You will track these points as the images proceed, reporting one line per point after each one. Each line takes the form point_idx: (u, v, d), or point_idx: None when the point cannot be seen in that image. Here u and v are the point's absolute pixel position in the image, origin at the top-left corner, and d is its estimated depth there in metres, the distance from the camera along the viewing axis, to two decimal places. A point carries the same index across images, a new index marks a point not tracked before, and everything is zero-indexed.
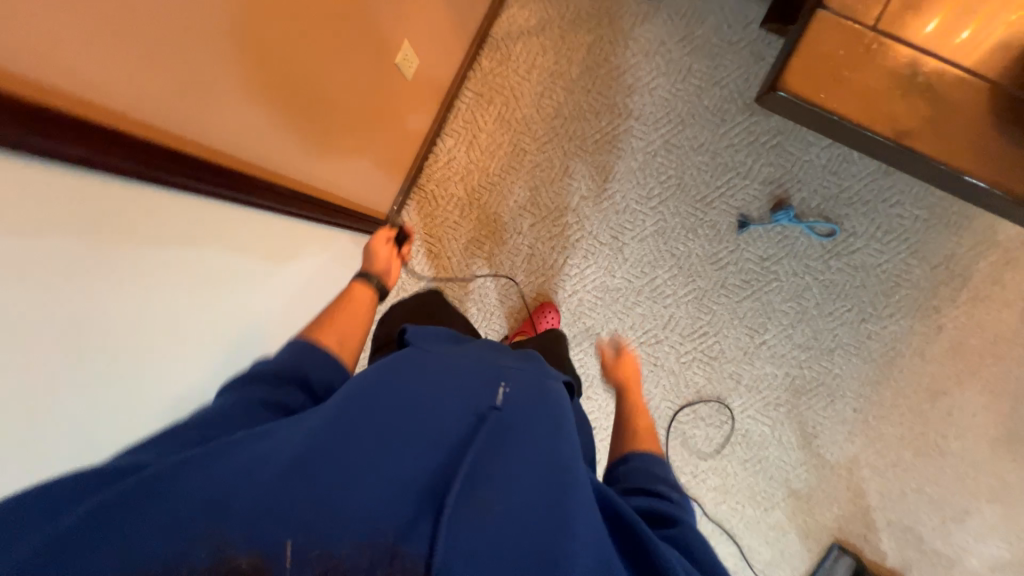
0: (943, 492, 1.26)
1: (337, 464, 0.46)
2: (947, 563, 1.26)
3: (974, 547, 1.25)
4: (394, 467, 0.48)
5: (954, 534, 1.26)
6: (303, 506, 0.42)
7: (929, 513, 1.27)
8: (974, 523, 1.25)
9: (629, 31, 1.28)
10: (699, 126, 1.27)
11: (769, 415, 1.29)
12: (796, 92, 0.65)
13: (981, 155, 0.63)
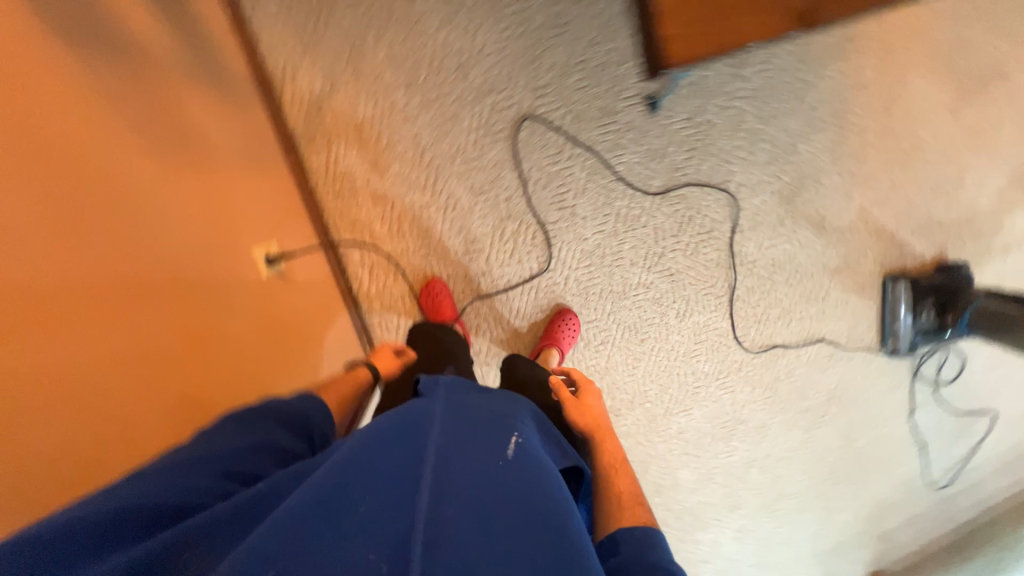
0: (937, 176, 1.36)
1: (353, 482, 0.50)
2: (963, 222, 1.42)
3: (976, 195, 1.40)
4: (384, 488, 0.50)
5: (958, 198, 1.39)
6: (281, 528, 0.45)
7: (935, 200, 1.38)
8: (969, 178, 1.38)
9: (411, 11, 1.06)
10: (552, 49, 1.12)
11: (781, 234, 1.34)
12: None
13: None
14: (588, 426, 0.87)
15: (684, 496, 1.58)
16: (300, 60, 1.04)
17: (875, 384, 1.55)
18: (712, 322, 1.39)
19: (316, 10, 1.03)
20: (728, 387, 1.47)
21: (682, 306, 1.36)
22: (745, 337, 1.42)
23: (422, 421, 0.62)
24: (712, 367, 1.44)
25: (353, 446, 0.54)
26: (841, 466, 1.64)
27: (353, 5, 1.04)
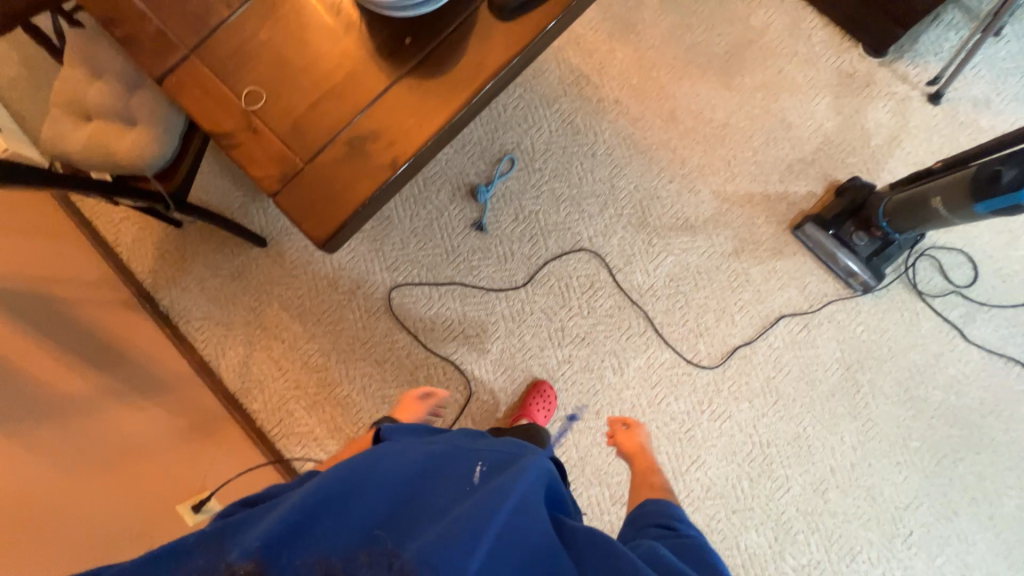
0: (762, 132, 1.43)
1: (350, 514, 0.62)
2: (824, 146, 1.42)
3: (814, 123, 1.43)
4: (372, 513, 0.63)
5: (799, 135, 1.42)
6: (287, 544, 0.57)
7: (778, 148, 1.42)
8: (793, 116, 1.43)
9: (284, 268, 1.43)
10: (388, 233, 1.42)
11: (658, 252, 1.38)
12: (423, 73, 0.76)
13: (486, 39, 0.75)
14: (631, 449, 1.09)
15: (776, 568, 1.24)
16: (223, 341, 1.39)
17: (885, 328, 1.33)
18: (654, 359, 1.33)
19: (225, 303, 1.42)
20: (722, 413, 1.31)
21: (614, 359, 1.34)
22: (697, 355, 1.33)
23: (404, 454, 0.75)
24: (688, 402, 1.32)
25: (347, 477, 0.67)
26: (935, 435, 1.29)
27: (247, 287, 1.42)
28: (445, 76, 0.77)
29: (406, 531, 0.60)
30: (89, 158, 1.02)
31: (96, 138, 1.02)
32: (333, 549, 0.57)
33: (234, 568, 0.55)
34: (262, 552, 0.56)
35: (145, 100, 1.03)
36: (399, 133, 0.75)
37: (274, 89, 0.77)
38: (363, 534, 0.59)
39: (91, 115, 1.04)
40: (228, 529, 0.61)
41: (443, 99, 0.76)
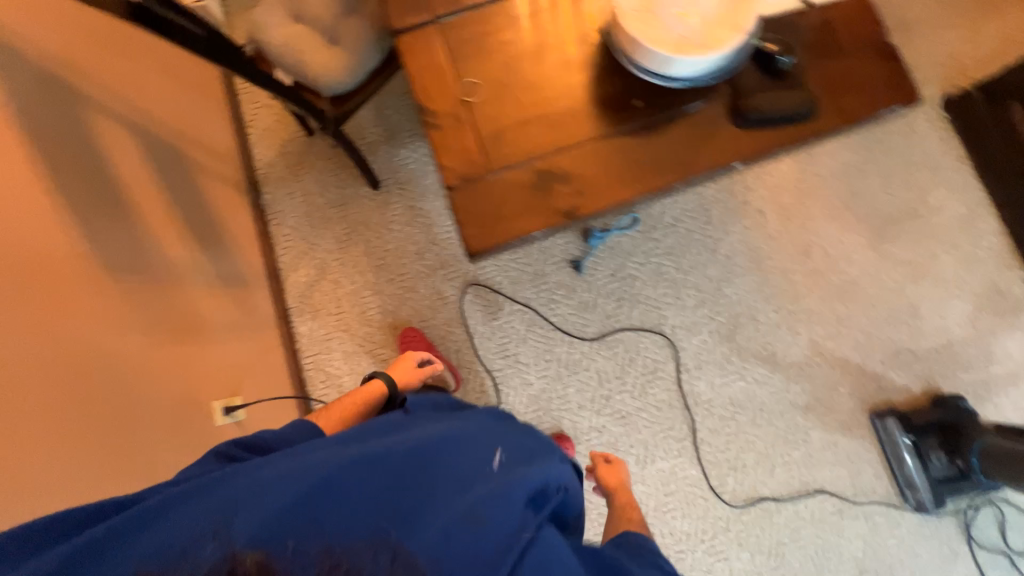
0: (887, 305, 1.36)
1: (359, 493, 0.56)
2: (941, 350, 1.34)
3: (942, 323, 1.35)
4: (382, 502, 0.56)
5: (922, 328, 1.35)
6: (293, 518, 0.52)
7: (896, 329, 1.35)
8: (925, 306, 1.36)
9: (383, 217, 1.45)
10: None
11: (732, 372, 1.34)
12: (645, 145, 0.75)
13: (697, 144, 0.75)
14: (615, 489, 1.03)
15: None
16: (302, 257, 1.43)
17: (917, 552, 1.26)
18: (680, 470, 1.30)
19: (318, 223, 1.45)
20: (720, 551, 1.27)
21: (643, 451, 1.31)
22: (722, 486, 1.29)
23: (412, 432, 0.69)
24: (693, 525, 1.28)
25: (356, 455, 0.60)
26: None
27: (344, 217, 1.45)
28: (652, 151, 0.75)
29: (414, 514, 0.56)
30: (280, 53, 1.04)
31: (298, 40, 1.04)
32: (339, 538, 0.51)
33: (236, 559, 0.47)
34: (265, 536, 0.49)
35: (353, 27, 1.05)
36: (587, 184, 0.74)
37: (494, 89, 0.77)
38: (376, 521, 0.54)
39: (300, 16, 1.06)
40: (222, 492, 0.54)
41: (641, 170, 0.75)
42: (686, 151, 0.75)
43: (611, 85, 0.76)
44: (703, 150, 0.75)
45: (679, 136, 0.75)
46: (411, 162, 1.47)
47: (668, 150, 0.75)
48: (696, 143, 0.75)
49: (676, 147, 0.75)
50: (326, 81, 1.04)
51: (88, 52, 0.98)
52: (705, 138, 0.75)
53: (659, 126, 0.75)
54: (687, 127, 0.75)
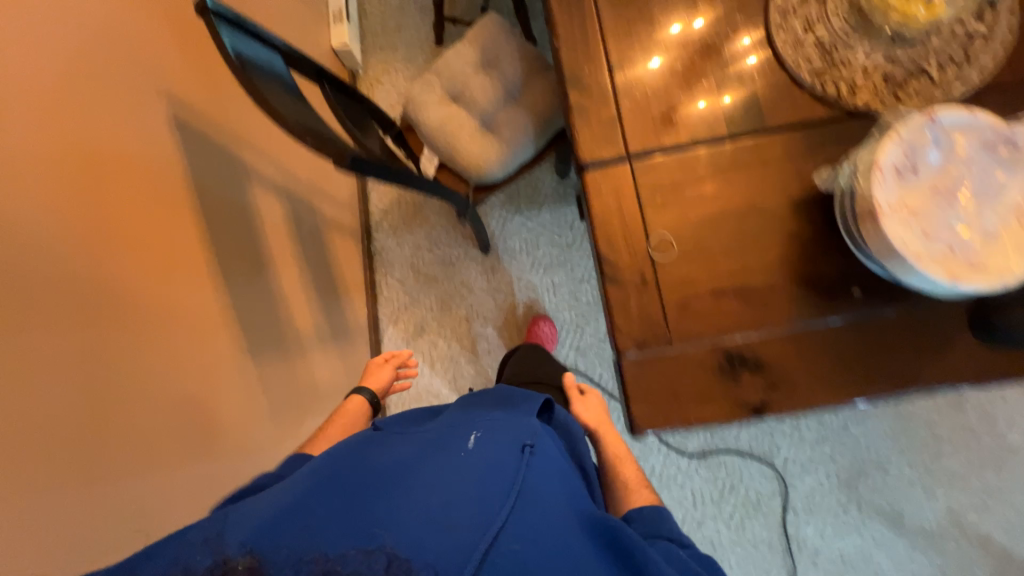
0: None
1: (336, 502, 0.55)
2: None
3: None
4: (358, 510, 0.54)
5: None
6: (276, 529, 0.52)
7: None
8: None
9: (488, 284, 1.41)
10: (595, 318, 1.36)
11: (847, 524, 1.20)
12: (858, 342, 0.65)
13: (927, 353, 0.64)
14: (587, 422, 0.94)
15: None
16: (402, 311, 1.42)
17: None
18: None
19: (422, 279, 1.44)
20: None
21: None
22: None
23: (390, 436, 0.68)
24: None
25: (332, 469, 0.60)
26: None
27: (449, 277, 1.43)
28: (870, 352, 0.64)
29: (389, 508, 0.54)
30: (437, 136, 1.01)
31: (452, 124, 1.01)
32: (327, 545, 0.50)
33: (233, 564, 0.50)
34: (261, 548, 0.51)
35: (512, 116, 1.00)
36: (784, 379, 0.65)
37: (688, 250, 0.69)
38: (359, 527, 0.52)
39: (458, 98, 1.04)
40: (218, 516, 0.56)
41: (850, 371, 0.64)
42: (910, 357, 0.64)
43: (827, 266, 0.66)
44: (934, 360, 0.64)
45: (905, 339, 0.64)
46: (525, 230, 1.42)
47: (888, 351, 0.64)
48: (924, 352, 0.64)
49: (899, 351, 0.64)
50: (478, 168, 0.99)
51: (248, 122, 1.00)
52: (937, 348, 0.64)
53: (880, 324, 0.65)
54: (917, 330, 0.64)
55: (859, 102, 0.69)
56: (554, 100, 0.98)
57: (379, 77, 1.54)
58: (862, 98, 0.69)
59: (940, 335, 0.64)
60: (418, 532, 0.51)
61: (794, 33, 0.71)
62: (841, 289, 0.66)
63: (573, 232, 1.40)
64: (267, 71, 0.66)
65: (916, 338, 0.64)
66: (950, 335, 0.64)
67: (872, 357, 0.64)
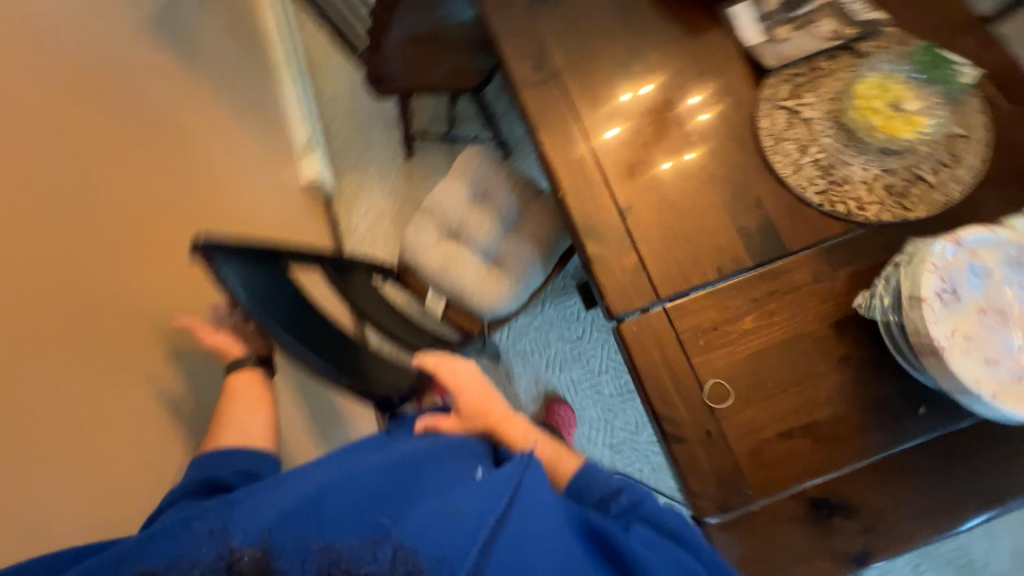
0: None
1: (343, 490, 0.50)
2: None
3: None
4: (365, 505, 0.49)
5: None
6: (280, 515, 0.47)
7: None
8: None
9: (507, 392, 1.34)
10: (623, 411, 1.30)
11: None
12: (937, 462, 0.63)
13: (1004, 463, 0.62)
14: (473, 412, 0.69)
15: None
16: None
17: None
18: None
19: None
20: None
21: None
22: None
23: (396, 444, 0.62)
24: None
25: (339, 466, 0.55)
26: None
27: None
28: (957, 472, 0.62)
29: (398, 507, 0.49)
30: (442, 278, 0.97)
31: (453, 261, 0.97)
32: (336, 537, 0.46)
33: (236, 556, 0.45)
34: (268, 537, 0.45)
35: (516, 246, 0.98)
36: (880, 518, 0.62)
37: (746, 392, 0.66)
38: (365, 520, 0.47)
39: (456, 234, 1.01)
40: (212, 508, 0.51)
41: (935, 495, 0.62)
42: (990, 470, 0.62)
43: (890, 387, 0.64)
44: (1013, 469, 0.62)
45: (980, 454, 0.63)
46: (533, 329, 1.37)
47: (966, 468, 0.62)
48: (1002, 462, 0.62)
49: (978, 465, 0.62)
50: (492, 305, 0.95)
51: None
52: (1013, 455, 0.62)
53: (953, 441, 0.63)
54: (990, 441, 0.63)
55: (871, 216, 0.70)
56: (556, 224, 0.97)
57: (356, 196, 1.51)
58: (874, 210, 0.70)
59: (1012, 443, 0.62)
60: (423, 537, 0.46)
61: (791, 156, 0.74)
62: (910, 409, 0.64)
63: (582, 323, 1.36)
64: (268, 291, 0.64)
65: (991, 449, 0.62)
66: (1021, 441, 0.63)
67: (953, 475, 0.62)
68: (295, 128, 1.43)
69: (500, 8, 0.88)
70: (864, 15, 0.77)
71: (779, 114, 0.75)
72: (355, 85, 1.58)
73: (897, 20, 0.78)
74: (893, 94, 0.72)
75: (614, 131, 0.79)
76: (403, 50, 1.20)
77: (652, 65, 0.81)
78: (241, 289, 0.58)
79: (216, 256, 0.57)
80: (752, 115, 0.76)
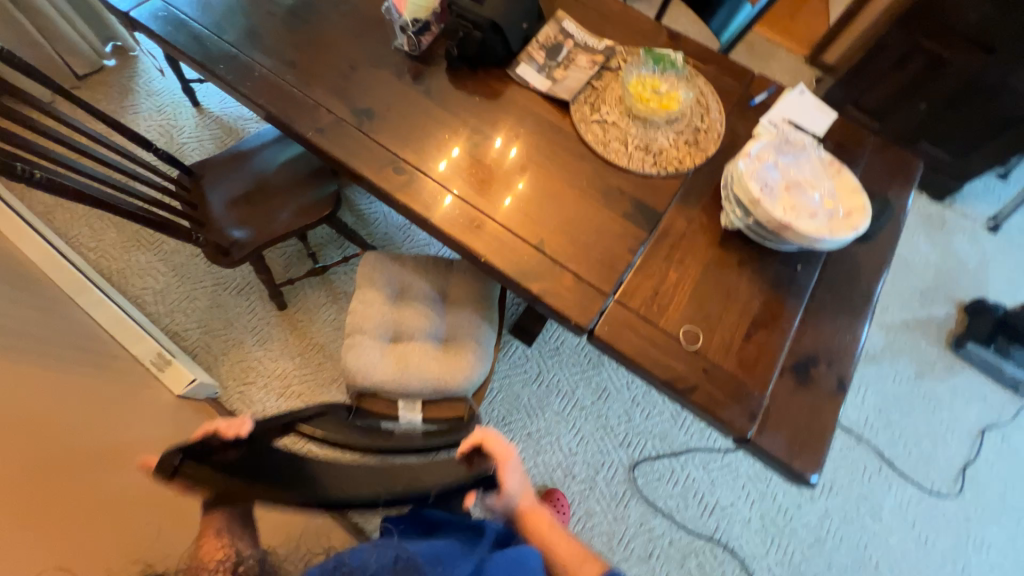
0: (904, 259, 1.63)
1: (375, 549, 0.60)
2: (949, 270, 1.63)
3: (936, 250, 1.66)
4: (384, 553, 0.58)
5: (928, 263, 1.63)
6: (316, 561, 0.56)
7: (918, 274, 1.61)
8: (917, 246, 1.66)
9: None
10: (611, 408, 1.37)
11: (859, 386, 1.43)
12: (831, 295, 0.85)
13: (859, 272, 0.88)
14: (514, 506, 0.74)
15: None
16: None
17: None
18: (902, 497, 1.32)
19: None
20: (981, 541, 1.29)
21: (870, 507, 1.30)
22: (937, 485, 1.34)
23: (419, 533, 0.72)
24: (948, 535, 1.29)
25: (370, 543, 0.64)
26: None
27: None
28: (843, 294, 0.86)
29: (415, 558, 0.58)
30: (409, 382, 0.92)
31: (405, 362, 0.94)
32: None
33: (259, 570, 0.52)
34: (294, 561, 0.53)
35: (459, 318, 1.01)
36: (830, 353, 0.81)
37: (706, 324, 0.81)
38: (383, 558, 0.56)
39: (398, 336, 0.99)
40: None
41: (844, 316, 0.84)
42: (856, 281, 0.87)
43: (776, 265, 0.86)
44: (864, 272, 0.88)
45: (845, 275, 0.87)
46: (497, 392, 1.36)
47: (845, 288, 0.86)
48: (857, 272, 0.88)
49: (849, 282, 0.87)
50: (471, 376, 0.94)
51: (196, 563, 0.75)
52: (858, 264, 0.89)
53: (829, 276, 0.87)
54: (843, 264, 0.88)
55: (691, 164, 0.94)
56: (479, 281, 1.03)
57: (246, 377, 1.33)
58: (691, 159, 0.94)
59: (853, 257, 0.89)
60: None
61: (620, 150, 0.94)
62: (795, 271, 0.86)
63: (532, 359, 1.41)
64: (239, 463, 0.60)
65: (847, 269, 0.88)
66: (856, 253, 0.89)
67: (843, 297, 0.86)
68: (139, 344, 1.18)
69: (331, 140, 0.92)
70: (599, 44, 1.04)
71: (594, 127, 0.96)
72: (182, 272, 1.41)
73: (619, 37, 1.07)
74: (648, 84, 0.99)
75: (490, 192, 0.89)
76: (231, 210, 1.14)
77: (485, 131, 0.95)
78: (226, 471, 0.57)
79: (187, 457, 0.57)
80: (578, 136, 0.95)
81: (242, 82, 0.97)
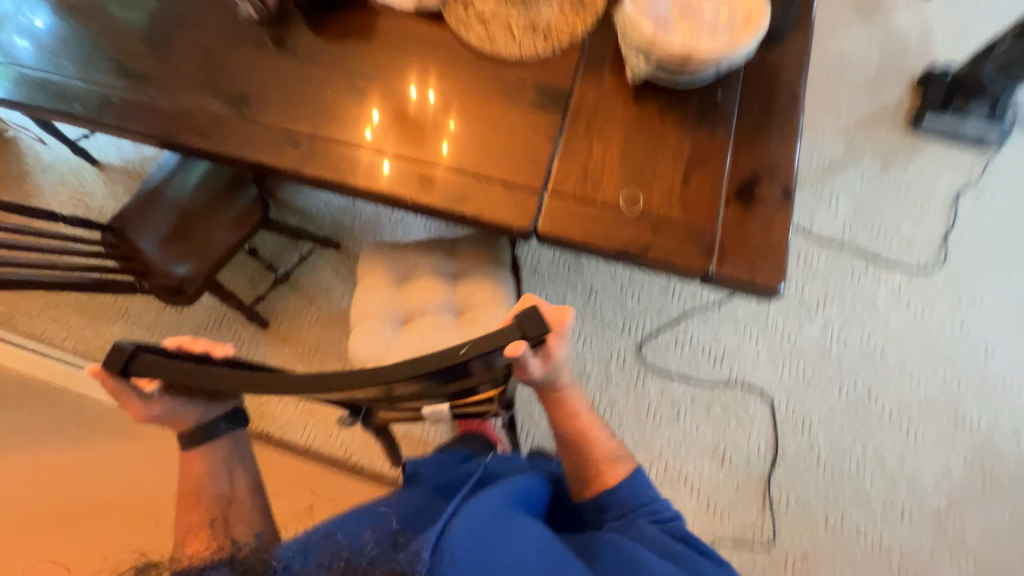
0: (844, 57, 1.57)
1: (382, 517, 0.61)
2: (890, 50, 1.57)
3: (874, 34, 1.58)
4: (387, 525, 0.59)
5: (869, 51, 1.57)
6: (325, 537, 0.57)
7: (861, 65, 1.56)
8: (855, 38, 1.58)
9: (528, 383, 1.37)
10: (602, 302, 1.41)
11: (829, 196, 1.44)
12: (757, 109, 0.83)
13: (780, 76, 0.85)
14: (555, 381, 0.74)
15: None
16: None
17: None
18: (892, 283, 1.37)
19: None
20: (972, 295, 1.35)
21: (865, 303, 1.36)
22: (923, 260, 1.38)
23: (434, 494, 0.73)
24: (943, 301, 1.35)
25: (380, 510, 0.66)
26: None
27: None
28: (768, 104, 0.84)
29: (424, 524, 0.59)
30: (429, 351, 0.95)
31: (424, 339, 0.96)
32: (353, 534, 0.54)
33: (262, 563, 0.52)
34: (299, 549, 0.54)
35: (470, 290, 1.01)
36: (769, 165, 0.81)
37: (642, 182, 0.80)
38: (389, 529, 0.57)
39: (409, 318, 1.01)
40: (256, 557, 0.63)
41: (775, 125, 0.83)
42: (779, 85, 0.85)
43: (696, 99, 0.83)
44: (785, 74, 0.85)
45: (767, 84, 0.85)
46: None
47: (769, 96, 0.84)
48: (778, 76, 0.85)
49: (772, 89, 0.84)
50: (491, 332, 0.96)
51: None
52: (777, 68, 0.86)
53: (751, 92, 0.84)
54: (762, 73, 0.85)
55: (585, 28, 0.88)
56: (481, 246, 1.03)
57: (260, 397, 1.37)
58: (583, 23, 0.88)
59: (770, 63, 0.86)
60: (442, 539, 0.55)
61: (510, 41, 0.88)
62: (716, 99, 0.84)
63: None
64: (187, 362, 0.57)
65: (767, 77, 0.85)
66: (773, 58, 0.86)
67: (769, 106, 0.84)
68: None
69: (220, 140, 0.88)
70: None
71: (476, 27, 0.90)
72: (158, 328, 1.42)
73: None
74: None
75: (395, 131, 0.86)
76: (166, 248, 1.11)
77: (368, 73, 0.89)
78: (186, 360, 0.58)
79: (147, 351, 0.58)
80: (463, 42, 0.90)
81: (105, 114, 0.91)
